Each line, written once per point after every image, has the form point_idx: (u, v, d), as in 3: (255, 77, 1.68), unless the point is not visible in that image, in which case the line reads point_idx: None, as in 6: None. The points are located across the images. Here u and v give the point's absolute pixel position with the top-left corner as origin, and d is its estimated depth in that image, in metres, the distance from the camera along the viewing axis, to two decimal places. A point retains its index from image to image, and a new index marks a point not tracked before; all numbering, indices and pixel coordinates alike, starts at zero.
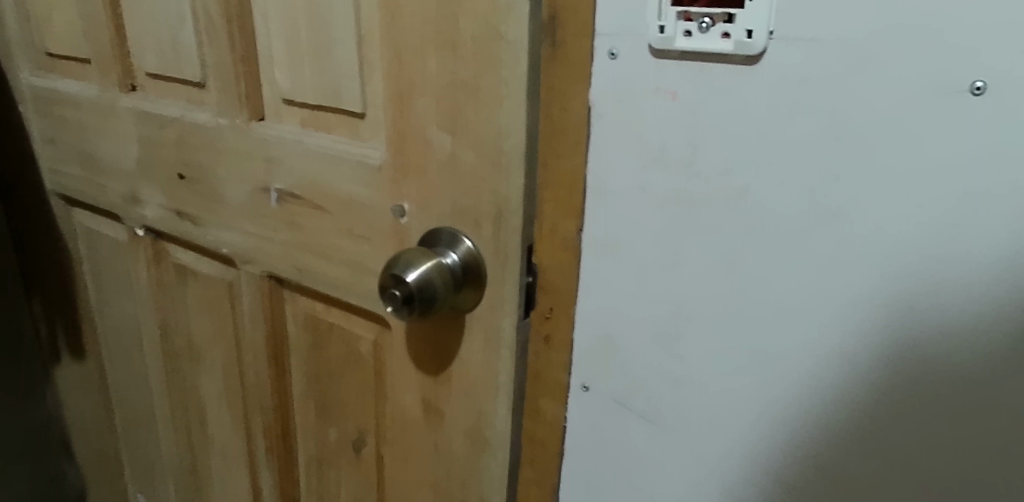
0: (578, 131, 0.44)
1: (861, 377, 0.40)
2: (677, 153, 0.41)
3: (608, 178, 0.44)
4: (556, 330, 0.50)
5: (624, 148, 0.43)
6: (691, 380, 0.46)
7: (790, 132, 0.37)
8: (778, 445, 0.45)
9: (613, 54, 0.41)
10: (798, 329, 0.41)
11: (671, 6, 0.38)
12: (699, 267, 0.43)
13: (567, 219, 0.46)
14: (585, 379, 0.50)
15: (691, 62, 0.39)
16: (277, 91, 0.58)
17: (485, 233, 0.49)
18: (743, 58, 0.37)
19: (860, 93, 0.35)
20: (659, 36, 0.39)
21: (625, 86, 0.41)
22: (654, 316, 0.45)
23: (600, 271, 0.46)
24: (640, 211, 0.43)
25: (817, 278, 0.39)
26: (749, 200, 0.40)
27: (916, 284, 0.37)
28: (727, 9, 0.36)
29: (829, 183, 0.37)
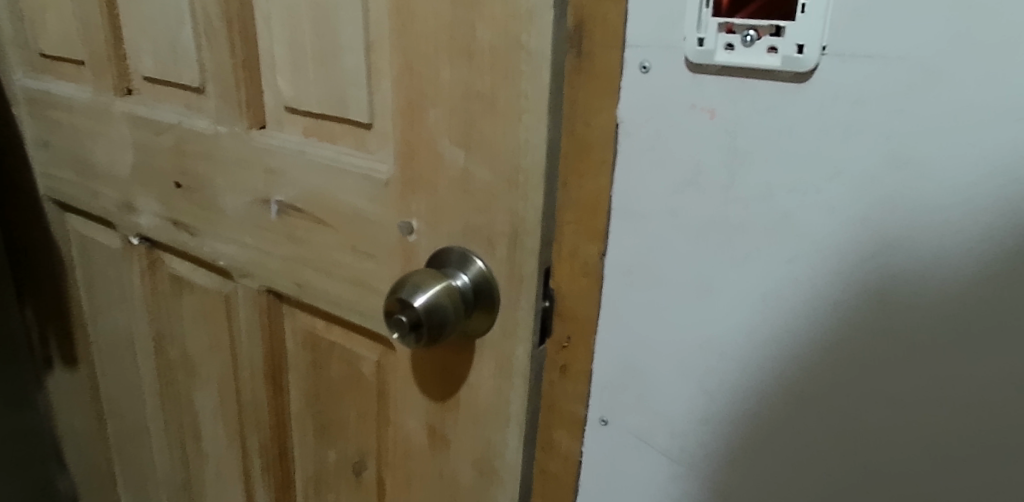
0: (604, 148, 0.41)
1: (843, 346, 0.38)
2: (713, 176, 0.38)
3: (635, 200, 0.41)
4: (574, 358, 0.47)
5: (653, 169, 0.40)
6: (682, 369, 0.43)
7: (841, 155, 0.35)
8: (773, 428, 0.42)
9: (645, 68, 0.38)
10: (784, 308, 0.38)
11: (712, 17, 0.35)
12: (733, 298, 0.40)
13: (589, 242, 0.44)
14: (604, 412, 0.47)
15: (732, 77, 0.36)
16: (279, 97, 0.55)
17: (499, 254, 0.45)
18: (792, 75, 0.34)
19: (920, 115, 0.32)
20: (698, 49, 0.36)
21: (658, 102, 0.38)
22: (680, 347, 0.43)
23: (625, 299, 0.44)
24: (670, 236, 0.40)
25: (808, 258, 0.37)
26: (792, 227, 0.37)
27: (899, 241, 0.35)
28: (775, 21, 0.33)
29: (885, 211, 0.34)
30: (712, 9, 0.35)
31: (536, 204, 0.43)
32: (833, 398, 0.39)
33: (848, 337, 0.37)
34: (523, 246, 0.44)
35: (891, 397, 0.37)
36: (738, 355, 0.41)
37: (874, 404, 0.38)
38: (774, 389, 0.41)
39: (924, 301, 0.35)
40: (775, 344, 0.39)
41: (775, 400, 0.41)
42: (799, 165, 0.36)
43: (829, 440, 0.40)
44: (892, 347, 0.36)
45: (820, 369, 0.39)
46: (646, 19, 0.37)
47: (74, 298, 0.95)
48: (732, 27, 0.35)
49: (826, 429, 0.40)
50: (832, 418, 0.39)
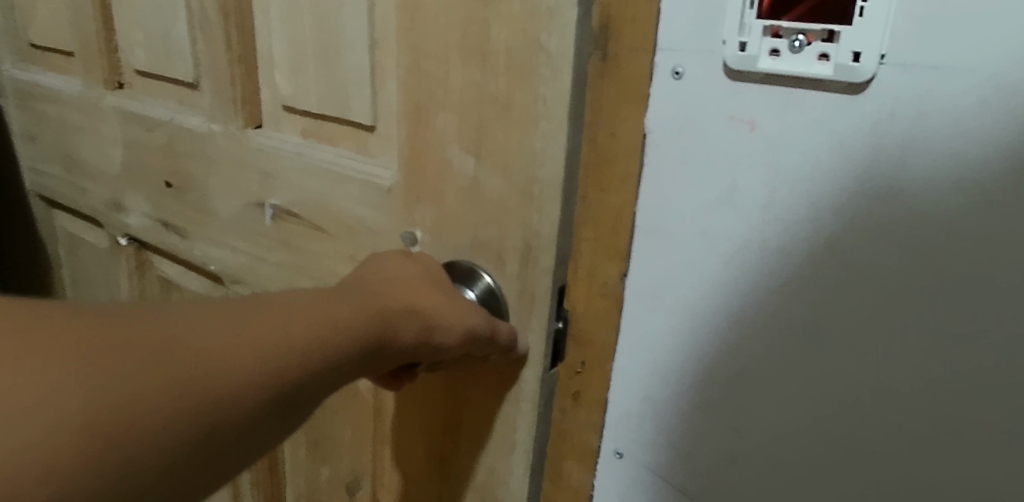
0: (629, 161, 0.38)
1: (878, 373, 0.35)
2: (751, 194, 0.35)
3: (661, 220, 0.39)
4: (588, 385, 0.45)
5: (683, 187, 0.37)
6: (706, 390, 0.41)
7: (894, 174, 0.32)
8: (800, 456, 0.39)
9: (677, 74, 0.36)
10: (816, 327, 0.36)
11: (756, 19, 0.32)
12: (765, 324, 0.37)
13: (609, 262, 0.41)
14: (619, 444, 0.45)
15: (777, 85, 0.33)
16: (277, 95, 0.52)
17: (509, 271, 0.42)
18: (845, 86, 0.31)
19: (984, 135, 0.29)
20: (739, 54, 0.33)
21: (692, 112, 0.36)
22: (706, 370, 0.40)
23: (647, 323, 0.41)
24: (700, 257, 0.38)
25: (847, 278, 0.34)
26: (835, 251, 0.34)
27: (946, 260, 0.32)
28: (828, 24, 0.30)
29: (942, 238, 0.31)
30: (756, 11, 0.32)
31: (552, 219, 0.39)
32: (874, 440, 0.36)
33: (892, 377, 0.35)
34: (535, 264, 0.41)
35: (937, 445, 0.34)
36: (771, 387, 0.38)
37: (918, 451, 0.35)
38: (811, 427, 0.38)
39: (977, 346, 0.32)
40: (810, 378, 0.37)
41: (809, 439, 0.38)
42: (846, 186, 0.33)
43: (865, 482, 0.37)
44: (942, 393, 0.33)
45: (862, 410, 0.36)
46: (682, 22, 0.35)
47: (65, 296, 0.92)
48: (778, 30, 0.32)
49: (862, 473, 0.37)
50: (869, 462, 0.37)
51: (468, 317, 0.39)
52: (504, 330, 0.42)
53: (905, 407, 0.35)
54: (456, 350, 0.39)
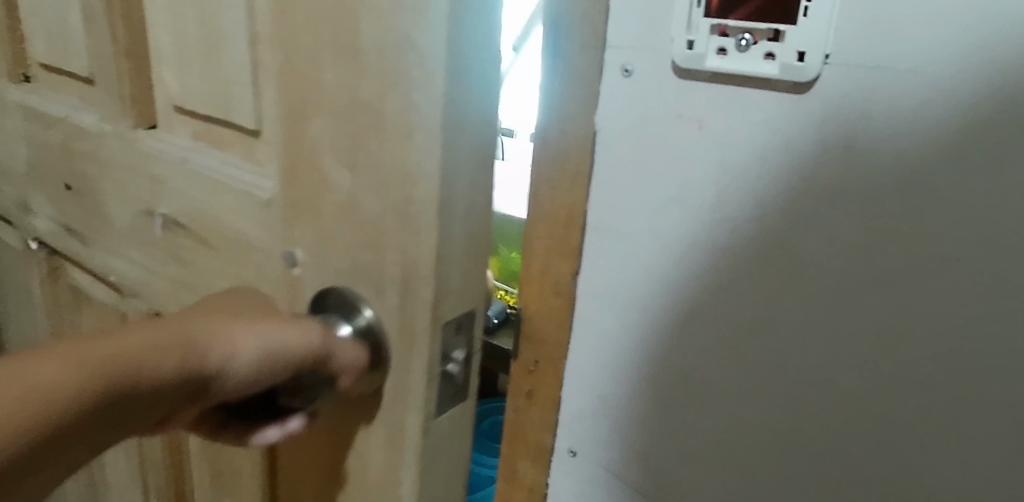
0: (581, 161, 0.40)
1: (822, 375, 0.35)
2: (699, 192, 0.37)
3: (612, 220, 0.40)
4: (542, 383, 0.47)
5: (632, 185, 0.39)
6: (658, 388, 0.42)
7: (830, 177, 0.33)
8: (743, 456, 0.40)
9: (627, 72, 0.37)
10: (763, 324, 0.37)
11: (703, 17, 0.34)
12: (707, 319, 0.39)
13: (560, 260, 0.43)
14: (572, 442, 0.47)
15: (724, 83, 0.34)
16: (165, 92, 0.44)
17: (390, 306, 0.34)
18: (790, 85, 0.32)
19: (923, 133, 0.30)
20: (687, 52, 0.34)
21: (643, 113, 0.37)
22: (659, 366, 0.41)
23: (598, 317, 0.43)
24: (649, 253, 0.40)
25: (790, 276, 0.35)
26: (780, 248, 0.35)
27: (889, 263, 0.32)
28: (772, 24, 0.32)
29: (885, 241, 0.32)
30: (704, 10, 0.34)
31: (432, 251, 0.31)
32: (821, 442, 0.37)
33: (832, 379, 0.35)
34: (416, 297, 0.32)
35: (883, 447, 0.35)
36: (715, 384, 0.40)
37: (868, 453, 0.35)
38: (759, 427, 0.38)
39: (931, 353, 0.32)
40: (752, 378, 0.38)
41: (749, 437, 0.39)
42: (793, 185, 0.34)
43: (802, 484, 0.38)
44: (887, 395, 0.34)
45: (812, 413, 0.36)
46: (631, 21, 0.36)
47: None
48: (726, 28, 0.33)
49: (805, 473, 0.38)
50: (803, 466, 0.38)
51: (285, 344, 0.32)
52: (343, 355, 0.33)
53: (845, 410, 0.35)
54: (262, 380, 0.32)
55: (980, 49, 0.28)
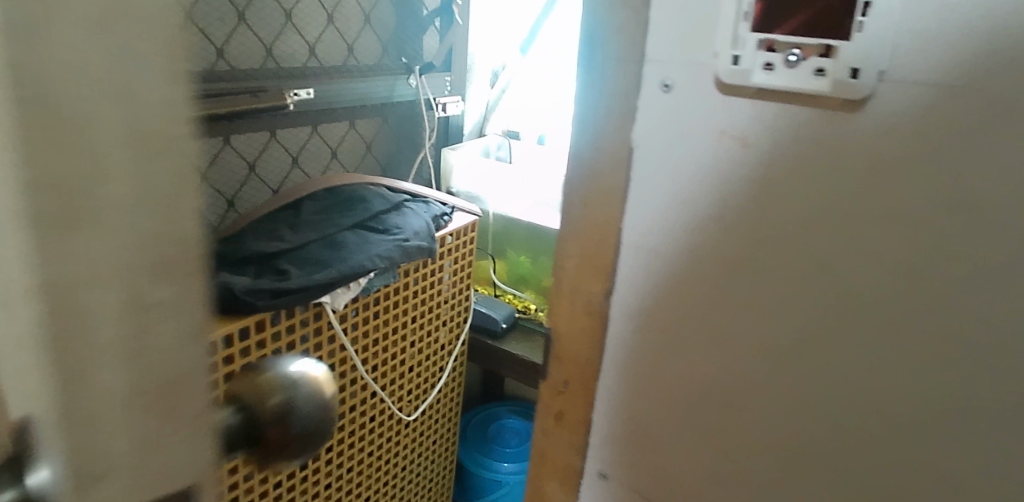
0: (621, 174, 0.51)
1: (843, 341, 0.45)
2: (738, 186, 0.46)
3: (651, 215, 0.51)
4: (569, 400, 0.59)
5: (670, 181, 0.49)
6: (704, 355, 0.51)
7: (876, 174, 0.41)
8: (771, 413, 0.49)
9: (666, 85, 0.47)
10: (797, 293, 0.46)
11: (751, 32, 0.42)
12: (739, 299, 0.48)
13: (592, 276, 0.55)
14: (609, 415, 0.57)
15: (769, 94, 0.43)
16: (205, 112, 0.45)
17: (53, 469, 0.19)
18: (840, 101, 0.41)
19: (947, 128, 0.38)
20: (734, 67, 0.43)
21: (680, 128, 0.47)
22: (704, 337, 0.50)
23: (639, 296, 0.53)
24: (697, 238, 0.49)
25: (818, 255, 0.44)
26: (801, 240, 0.45)
27: (914, 233, 0.41)
28: (826, 41, 0.40)
29: (899, 220, 0.41)
30: (750, 25, 0.42)
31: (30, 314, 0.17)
32: (839, 399, 0.46)
33: (841, 351, 0.45)
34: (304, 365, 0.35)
35: (892, 398, 0.44)
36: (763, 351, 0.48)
37: (873, 406, 0.45)
38: (793, 389, 0.47)
39: (933, 311, 0.41)
40: (776, 347, 0.47)
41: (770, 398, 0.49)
42: (815, 179, 0.43)
43: (819, 437, 0.47)
44: (890, 356, 0.43)
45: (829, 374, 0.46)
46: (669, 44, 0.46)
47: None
48: (772, 43, 0.42)
49: (831, 428, 0.47)
50: (816, 424, 0.47)
51: None
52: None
53: (865, 374, 0.44)
54: None
55: (985, 52, 0.36)
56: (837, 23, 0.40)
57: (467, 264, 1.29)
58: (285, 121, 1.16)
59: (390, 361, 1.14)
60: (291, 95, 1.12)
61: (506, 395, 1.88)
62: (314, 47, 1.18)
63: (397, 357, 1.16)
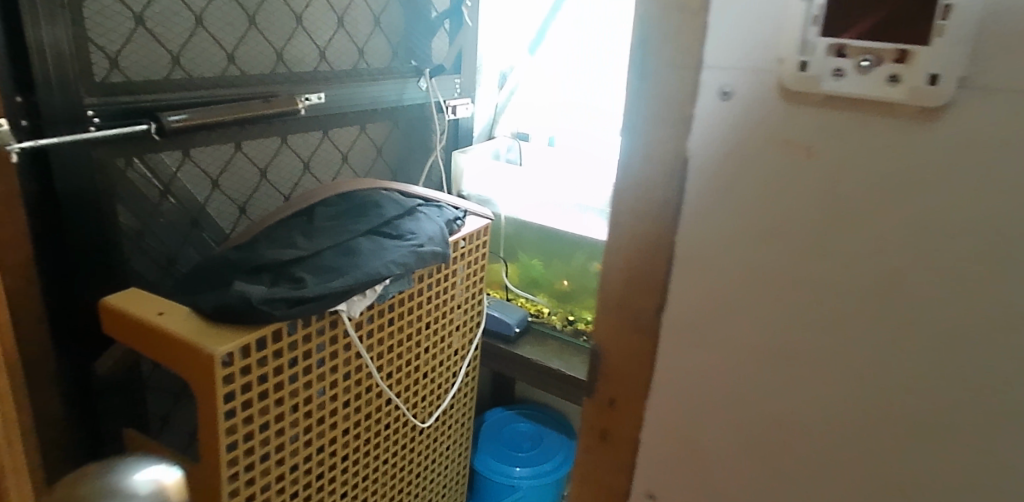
0: (668, 189, 0.46)
1: (914, 376, 0.40)
2: (801, 207, 0.41)
3: (701, 237, 0.45)
4: (616, 422, 0.54)
5: (725, 200, 0.44)
6: (756, 390, 0.46)
7: (958, 197, 0.36)
8: (832, 450, 0.44)
9: (725, 92, 0.42)
10: (864, 326, 0.41)
11: (819, 36, 0.37)
12: (805, 331, 0.43)
13: (640, 296, 0.50)
14: (657, 446, 0.52)
15: (838, 103, 0.38)
16: None
17: None
18: (919, 110, 0.36)
19: None
20: (801, 73, 0.38)
21: (739, 138, 0.42)
22: (757, 372, 0.46)
23: (688, 325, 0.48)
24: (754, 263, 0.44)
25: (889, 285, 0.39)
26: (878, 265, 0.39)
27: (1002, 264, 0.36)
28: (901, 46, 0.35)
29: (988, 249, 0.36)
30: (819, 28, 0.37)
31: None
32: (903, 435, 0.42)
33: (910, 385, 0.41)
34: None
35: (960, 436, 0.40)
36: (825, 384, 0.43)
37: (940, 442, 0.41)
38: (858, 425, 0.43)
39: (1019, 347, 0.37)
40: (843, 380, 0.43)
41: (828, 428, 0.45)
42: (893, 199, 0.38)
43: (878, 473, 0.43)
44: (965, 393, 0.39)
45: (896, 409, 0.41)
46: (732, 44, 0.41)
47: (13, 306, 0.84)
48: (844, 48, 0.37)
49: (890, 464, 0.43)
50: (874, 459, 0.43)
51: None
52: None
53: (936, 410, 0.40)
54: None
55: None
56: (919, 27, 0.34)
57: (480, 268, 1.27)
58: (296, 126, 1.14)
59: (405, 368, 1.12)
60: (302, 100, 1.11)
61: (517, 398, 1.87)
62: (324, 51, 1.17)
63: (412, 363, 1.14)
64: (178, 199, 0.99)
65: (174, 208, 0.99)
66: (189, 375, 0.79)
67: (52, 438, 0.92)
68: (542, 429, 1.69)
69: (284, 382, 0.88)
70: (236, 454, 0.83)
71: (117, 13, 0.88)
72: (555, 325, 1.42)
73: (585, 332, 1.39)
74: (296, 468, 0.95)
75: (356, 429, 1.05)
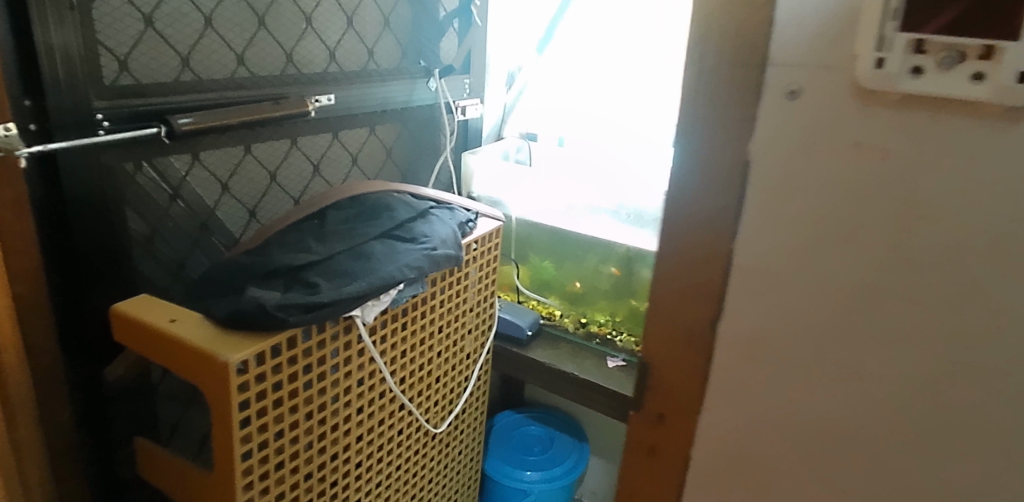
0: (732, 189, 0.47)
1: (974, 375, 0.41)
2: (871, 205, 0.42)
3: (764, 237, 0.46)
4: (666, 432, 0.56)
5: (793, 198, 0.45)
6: (817, 390, 0.47)
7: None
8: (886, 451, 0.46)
9: (794, 91, 0.43)
10: (932, 324, 0.42)
11: (898, 32, 0.38)
12: (868, 328, 0.44)
13: (695, 295, 0.51)
14: (706, 454, 0.54)
15: (914, 100, 0.39)
16: None
17: None
18: (999, 107, 0.37)
19: None
20: (878, 70, 0.39)
21: (806, 137, 0.43)
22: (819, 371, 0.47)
23: (749, 323, 0.49)
24: (820, 261, 0.45)
25: (960, 283, 0.40)
26: (944, 260, 0.41)
27: None
28: (985, 41, 0.36)
29: None
30: (898, 24, 0.38)
31: None
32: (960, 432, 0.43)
33: (968, 382, 0.42)
34: None
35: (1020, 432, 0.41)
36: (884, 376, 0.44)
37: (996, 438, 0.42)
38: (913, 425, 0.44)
39: None
40: (906, 375, 0.44)
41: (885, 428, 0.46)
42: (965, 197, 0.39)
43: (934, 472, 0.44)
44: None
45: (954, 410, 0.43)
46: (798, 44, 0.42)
47: (25, 314, 0.82)
48: (923, 43, 0.38)
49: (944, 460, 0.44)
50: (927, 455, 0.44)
51: None
52: None
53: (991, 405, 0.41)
54: None
55: None
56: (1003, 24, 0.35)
57: (492, 270, 1.26)
58: (306, 128, 1.12)
59: (419, 373, 1.10)
60: (312, 101, 1.10)
61: (525, 401, 1.86)
62: (333, 52, 1.15)
63: (425, 368, 1.12)
64: (188, 203, 0.98)
65: (183, 212, 0.98)
66: (202, 384, 0.77)
67: (64, 447, 0.90)
68: (553, 432, 1.68)
69: (298, 389, 0.86)
70: (251, 463, 0.81)
71: (127, 14, 0.86)
72: (567, 327, 1.41)
73: (598, 335, 1.38)
74: (310, 476, 0.94)
75: (370, 436, 1.03)
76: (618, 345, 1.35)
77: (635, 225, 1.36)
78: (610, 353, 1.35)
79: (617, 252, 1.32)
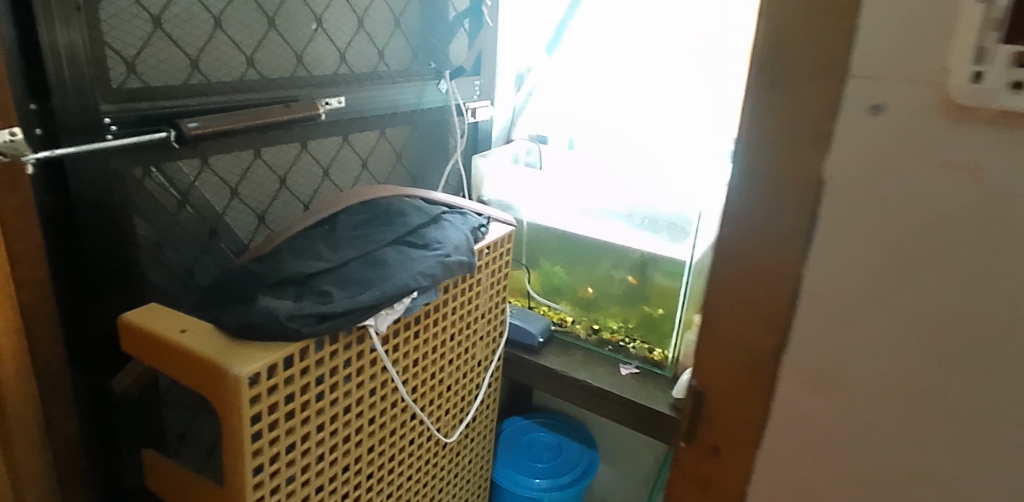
0: (806, 199, 0.51)
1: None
2: (944, 216, 0.46)
3: (833, 247, 0.51)
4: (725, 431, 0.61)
5: (863, 209, 0.49)
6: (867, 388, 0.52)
7: None
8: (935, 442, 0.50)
9: (874, 107, 0.47)
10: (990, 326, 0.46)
11: (993, 49, 0.41)
12: (928, 330, 0.48)
13: (766, 302, 0.55)
14: (764, 445, 0.59)
15: (997, 116, 0.43)
16: None
17: None
18: None
19: None
20: (970, 84, 0.42)
21: (884, 151, 0.47)
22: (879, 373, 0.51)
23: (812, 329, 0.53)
24: (885, 267, 0.49)
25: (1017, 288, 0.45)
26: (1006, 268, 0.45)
27: None
28: None
29: None
30: (994, 40, 0.41)
31: None
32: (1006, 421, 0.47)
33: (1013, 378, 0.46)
34: None
35: None
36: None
37: None
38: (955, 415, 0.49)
39: None
40: (956, 376, 0.48)
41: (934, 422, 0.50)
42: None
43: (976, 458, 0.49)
44: None
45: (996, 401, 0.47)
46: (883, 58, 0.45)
47: (30, 323, 0.80)
48: (1019, 59, 0.41)
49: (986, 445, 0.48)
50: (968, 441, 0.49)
51: None
52: None
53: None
54: None
55: None
56: None
57: (504, 276, 1.23)
58: (316, 131, 1.10)
59: (430, 382, 1.08)
60: (323, 104, 1.08)
61: (533, 406, 1.83)
62: (344, 54, 1.13)
63: (437, 377, 1.10)
64: (196, 208, 0.96)
65: (192, 218, 0.96)
66: (213, 396, 0.75)
67: (68, 458, 0.88)
68: (561, 439, 1.65)
69: (310, 401, 0.83)
70: (261, 478, 0.79)
71: (134, 15, 0.84)
72: (579, 334, 1.39)
73: (610, 342, 1.36)
74: (320, 489, 0.91)
75: (381, 447, 1.01)
76: (631, 352, 1.33)
77: (650, 231, 1.32)
78: (622, 360, 1.33)
79: (631, 257, 1.30)
